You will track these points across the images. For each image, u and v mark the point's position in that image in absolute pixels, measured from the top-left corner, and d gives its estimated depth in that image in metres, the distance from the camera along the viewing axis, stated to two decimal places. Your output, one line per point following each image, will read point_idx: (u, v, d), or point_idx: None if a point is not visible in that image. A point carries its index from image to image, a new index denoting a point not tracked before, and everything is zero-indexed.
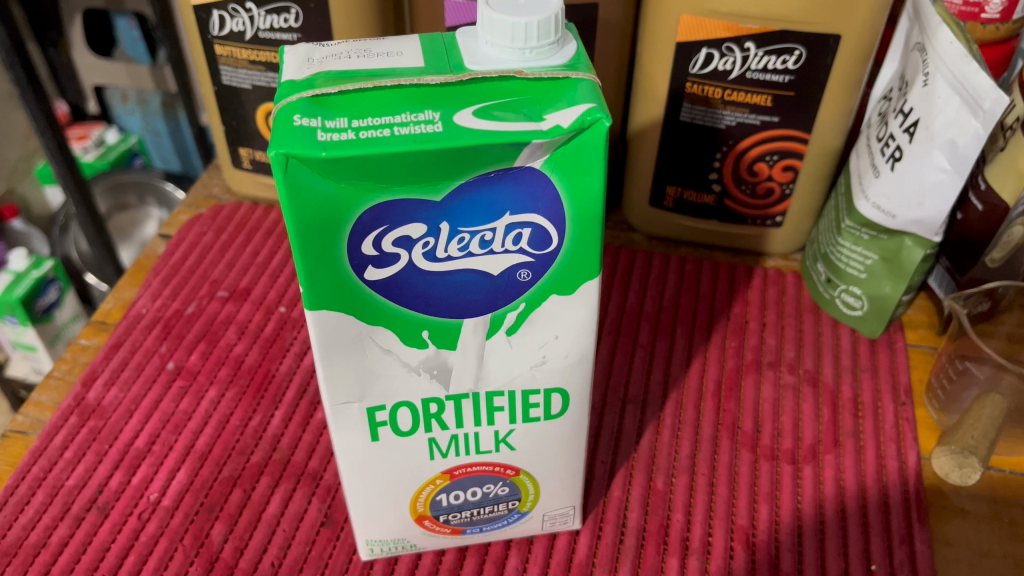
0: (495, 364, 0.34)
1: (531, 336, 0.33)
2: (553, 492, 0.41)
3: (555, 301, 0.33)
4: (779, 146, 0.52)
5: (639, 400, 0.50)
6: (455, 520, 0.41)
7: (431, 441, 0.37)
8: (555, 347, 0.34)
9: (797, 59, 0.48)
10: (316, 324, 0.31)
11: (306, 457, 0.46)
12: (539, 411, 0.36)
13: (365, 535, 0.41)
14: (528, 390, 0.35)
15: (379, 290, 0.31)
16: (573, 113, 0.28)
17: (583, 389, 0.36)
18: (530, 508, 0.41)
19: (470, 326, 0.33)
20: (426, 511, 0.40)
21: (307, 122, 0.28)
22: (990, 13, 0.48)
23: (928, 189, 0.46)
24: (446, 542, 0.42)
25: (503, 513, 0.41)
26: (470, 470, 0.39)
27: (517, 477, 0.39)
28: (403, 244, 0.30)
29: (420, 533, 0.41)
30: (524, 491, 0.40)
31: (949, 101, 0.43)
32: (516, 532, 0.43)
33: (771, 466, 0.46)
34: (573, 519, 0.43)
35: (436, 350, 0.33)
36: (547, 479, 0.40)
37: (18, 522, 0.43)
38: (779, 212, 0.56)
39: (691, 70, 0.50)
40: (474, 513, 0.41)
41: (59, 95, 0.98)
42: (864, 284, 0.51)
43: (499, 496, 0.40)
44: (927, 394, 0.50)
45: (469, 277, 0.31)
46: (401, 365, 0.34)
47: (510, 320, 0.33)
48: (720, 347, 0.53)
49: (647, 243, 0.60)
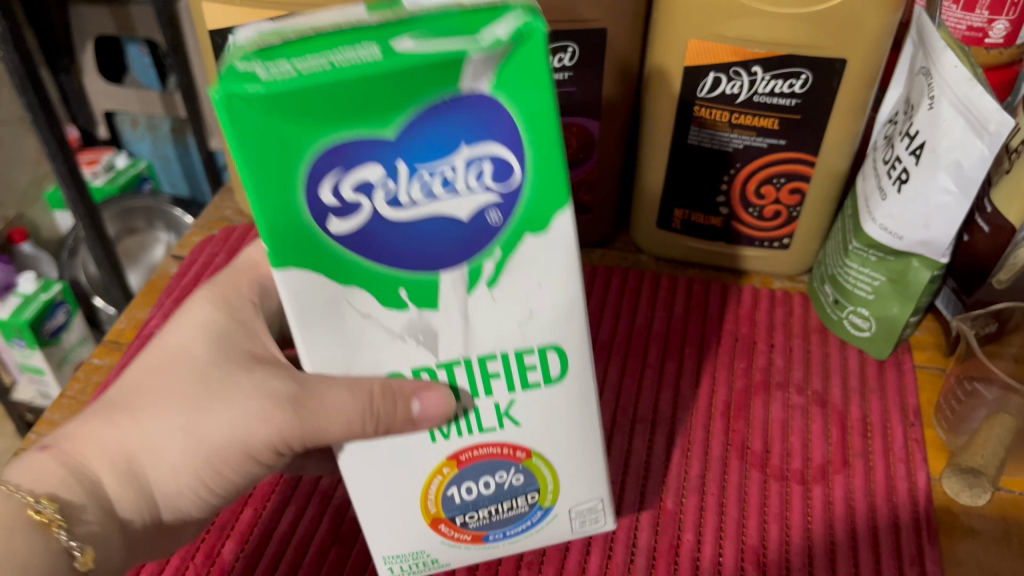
0: (479, 321, 0.33)
1: (510, 286, 0.32)
2: (573, 483, 0.39)
3: (529, 243, 0.32)
4: (787, 169, 0.53)
5: (649, 420, 0.50)
6: (474, 522, 0.39)
7: (434, 432, 0.35)
8: (540, 297, 0.33)
9: (804, 83, 0.49)
10: (287, 286, 0.30)
11: (317, 476, 0.47)
12: (537, 375, 0.35)
13: (383, 551, 0.39)
14: (521, 350, 0.34)
15: (350, 247, 0.30)
16: (511, 24, 0.27)
17: (580, 345, 0.35)
18: (553, 502, 0.40)
19: (445, 280, 0.32)
20: (440, 513, 0.38)
21: (245, 64, 0.27)
22: (993, 38, 0.49)
23: (935, 210, 0.46)
24: (477, 555, 0.42)
25: (523, 513, 0.40)
26: (476, 457, 0.37)
27: (530, 462, 0.38)
28: (364, 190, 0.29)
29: (439, 542, 0.40)
30: (542, 480, 0.39)
31: (954, 124, 0.43)
32: (543, 531, 0.41)
33: (781, 486, 0.46)
34: (604, 518, 0.42)
35: (418, 311, 0.32)
36: (565, 465, 0.38)
37: None
38: (786, 235, 0.57)
39: (698, 94, 0.51)
40: (492, 511, 0.39)
41: (70, 121, 0.99)
42: (871, 305, 0.52)
43: (515, 488, 0.39)
44: (935, 415, 0.50)
45: (441, 226, 0.30)
46: (384, 330, 0.33)
47: (488, 271, 0.32)
48: (729, 367, 0.53)
49: (654, 265, 0.61)
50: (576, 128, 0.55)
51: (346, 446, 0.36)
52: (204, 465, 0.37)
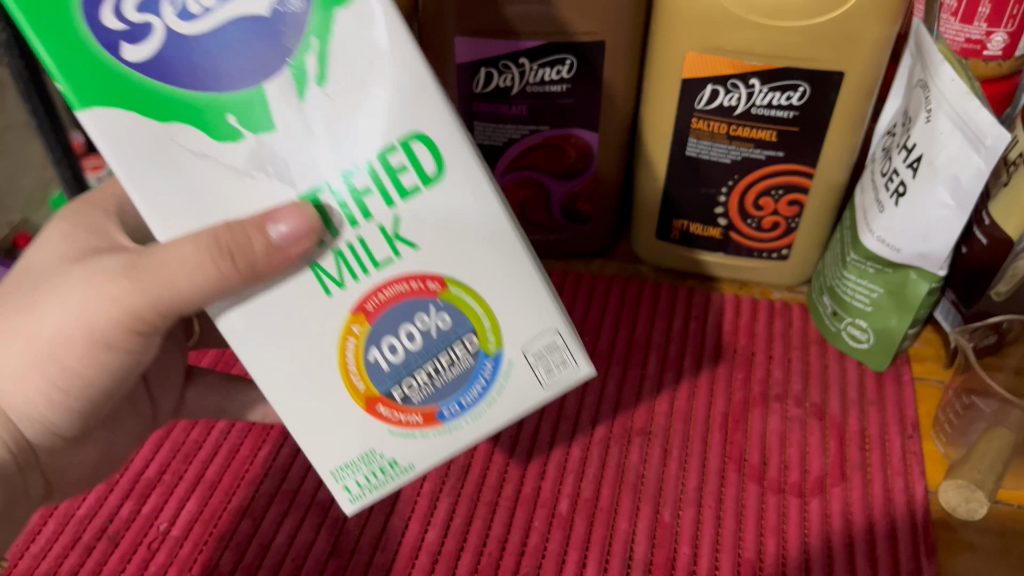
0: (324, 129, 0.29)
1: (344, 75, 0.29)
2: (509, 307, 0.33)
3: (348, 19, 0.28)
4: (785, 181, 0.53)
5: (647, 431, 0.50)
6: (417, 396, 0.34)
7: (320, 275, 0.31)
8: (377, 76, 0.29)
9: (802, 95, 0.49)
10: (99, 127, 0.28)
11: (315, 486, 0.47)
12: (410, 176, 0.30)
13: (330, 465, 0.34)
14: (380, 153, 0.29)
15: (155, 78, 0.28)
16: None
17: (444, 128, 0.30)
18: (497, 347, 0.34)
19: (270, 90, 0.29)
20: (372, 389, 0.33)
21: None
22: (992, 50, 0.49)
23: (932, 224, 0.46)
24: (444, 450, 0.35)
25: (467, 372, 0.34)
26: (387, 303, 0.32)
27: (448, 293, 0.32)
28: (149, 8, 0.27)
29: (387, 432, 0.34)
30: (471, 316, 0.33)
31: (952, 138, 0.43)
32: (504, 399, 0.35)
33: (778, 499, 0.46)
34: (575, 360, 0.34)
35: (255, 138, 0.29)
36: (489, 291, 0.32)
37: (29, 552, 0.44)
38: (785, 246, 0.57)
39: (697, 107, 0.51)
40: (431, 375, 0.34)
41: (73, 125, 0.99)
42: (869, 317, 0.52)
43: (444, 334, 0.33)
44: (933, 428, 0.50)
45: (241, 34, 0.28)
46: (223, 167, 0.29)
47: (312, 67, 0.28)
48: (727, 379, 0.53)
49: (654, 276, 0.61)
50: (576, 140, 0.55)
51: (224, 314, 0.32)
52: (48, 364, 0.34)
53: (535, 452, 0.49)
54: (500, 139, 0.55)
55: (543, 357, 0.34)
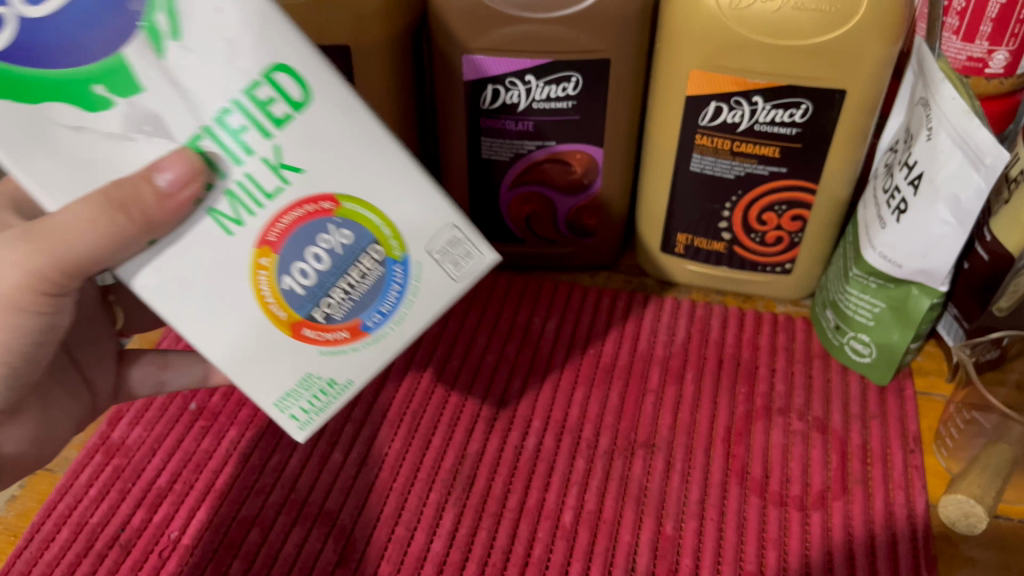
0: (193, 78, 0.30)
1: (196, 23, 0.29)
2: (403, 210, 0.34)
3: None
4: (788, 197, 0.54)
5: (650, 444, 0.50)
6: (339, 312, 0.35)
7: (214, 215, 0.31)
8: (228, 18, 0.30)
9: (804, 113, 0.49)
10: None
11: (322, 497, 0.48)
12: (282, 107, 0.31)
13: (273, 395, 0.35)
14: (248, 89, 0.30)
15: (14, 62, 0.29)
16: None
17: (299, 53, 0.31)
18: (402, 251, 0.35)
19: (132, 53, 0.30)
20: (294, 315, 0.34)
21: None
22: (993, 68, 0.49)
23: (933, 240, 0.46)
24: (379, 360, 0.36)
25: (381, 280, 0.35)
26: (289, 229, 0.33)
27: (344, 209, 0.33)
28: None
29: (320, 353, 0.35)
30: (371, 226, 0.34)
31: (952, 156, 0.44)
32: (424, 297, 0.36)
33: (780, 512, 0.47)
34: (477, 249, 0.36)
35: (127, 101, 0.30)
36: (380, 198, 0.33)
37: (42, 560, 0.45)
38: (788, 260, 0.57)
39: (701, 123, 0.52)
40: (347, 289, 0.35)
41: None
42: (872, 331, 0.52)
43: (349, 248, 0.34)
44: (935, 442, 0.51)
45: (84, 8, 0.29)
46: (103, 135, 0.30)
47: (164, 23, 0.29)
48: (730, 393, 0.53)
49: (659, 288, 0.62)
50: (580, 155, 0.56)
51: (138, 273, 0.32)
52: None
53: (538, 464, 0.49)
54: (507, 154, 0.56)
55: (445, 253, 0.35)
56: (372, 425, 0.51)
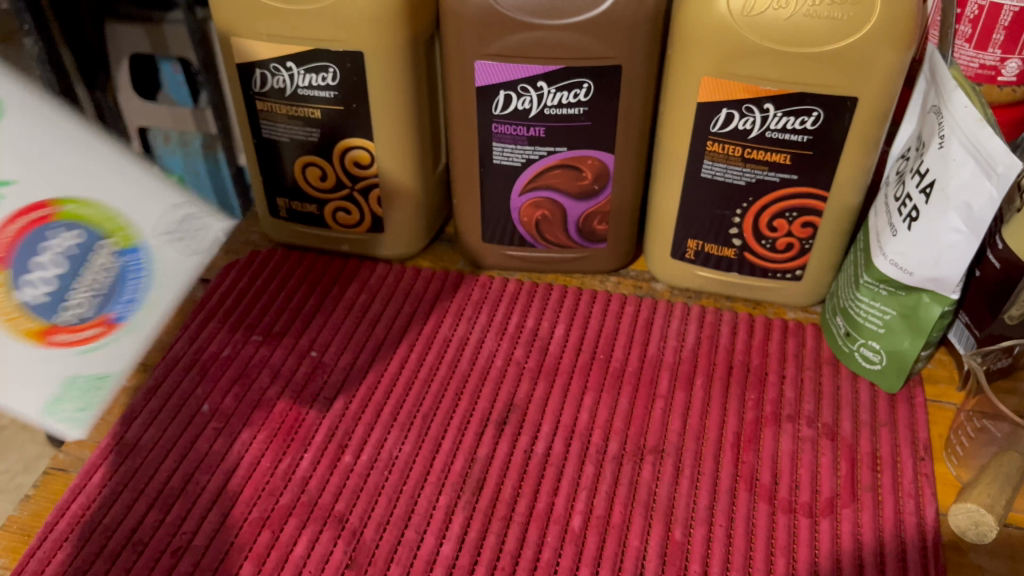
0: None
1: None
2: (130, 203, 0.37)
3: None
4: (799, 204, 0.54)
5: (658, 449, 0.50)
6: (88, 309, 0.37)
7: None
8: None
9: (815, 120, 0.49)
10: None
11: (332, 499, 0.48)
12: None
13: (40, 402, 0.36)
14: None
15: None
16: None
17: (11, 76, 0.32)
18: (130, 240, 0.38)
19: None
20: (45, 324, 0.35)
21: None
22: (1006, 76, 0.49)
23: (944, 249, 0.46)
24: (130, 349, 0.39)
25: (118, 273, 0.38)
26: (20, 241, 0.34)
27: (66, 213, 0.35)
28: None
29: (77, 355, 0.37)
30: (94, 223, 0.36)
31: (964, 164, 0.44)
32: (161, 274, 0.39)
33: (789, 518, 0.47)
34: (207, 218, 0.40)
35: None
36: (97, 194, 0.36)
37: (56, 559, 0.45)
38: (799, 266, 0.57)
39: (712, 130, 0.52)
40: (92, 287, 0.37)
41: None
42: (882, 338, 0.52)
43: (77, 252, 0.36)
44: (945, 450, 0.50)
45: None
46: None
47: None
48: (740, 399, 0.53)
49: (668, 294, 0.62)
50: (591, 161, 0.56)
51: None
52: None
53: (547, 468, 0.49)
54: (518, 159, 0.56)
55: (185, 238, 0.40)
56: (382, 429, 0.51)
